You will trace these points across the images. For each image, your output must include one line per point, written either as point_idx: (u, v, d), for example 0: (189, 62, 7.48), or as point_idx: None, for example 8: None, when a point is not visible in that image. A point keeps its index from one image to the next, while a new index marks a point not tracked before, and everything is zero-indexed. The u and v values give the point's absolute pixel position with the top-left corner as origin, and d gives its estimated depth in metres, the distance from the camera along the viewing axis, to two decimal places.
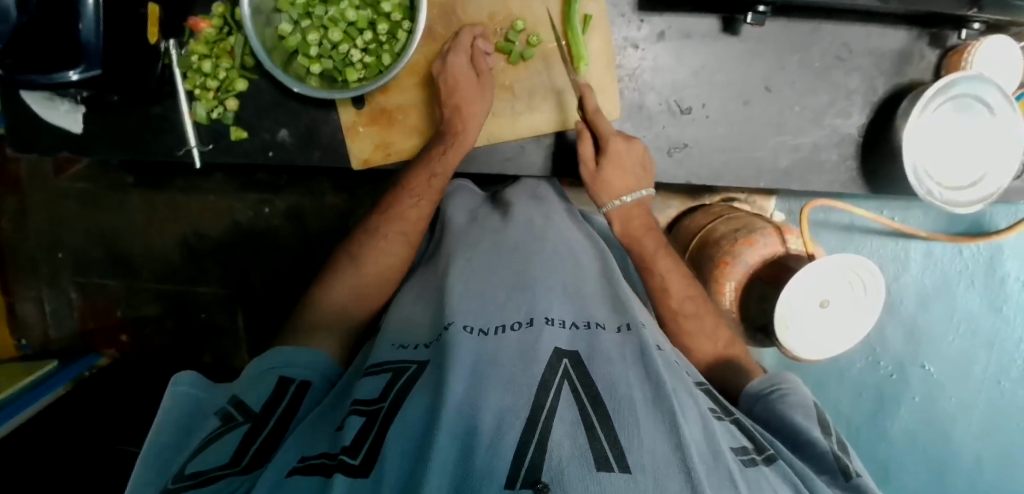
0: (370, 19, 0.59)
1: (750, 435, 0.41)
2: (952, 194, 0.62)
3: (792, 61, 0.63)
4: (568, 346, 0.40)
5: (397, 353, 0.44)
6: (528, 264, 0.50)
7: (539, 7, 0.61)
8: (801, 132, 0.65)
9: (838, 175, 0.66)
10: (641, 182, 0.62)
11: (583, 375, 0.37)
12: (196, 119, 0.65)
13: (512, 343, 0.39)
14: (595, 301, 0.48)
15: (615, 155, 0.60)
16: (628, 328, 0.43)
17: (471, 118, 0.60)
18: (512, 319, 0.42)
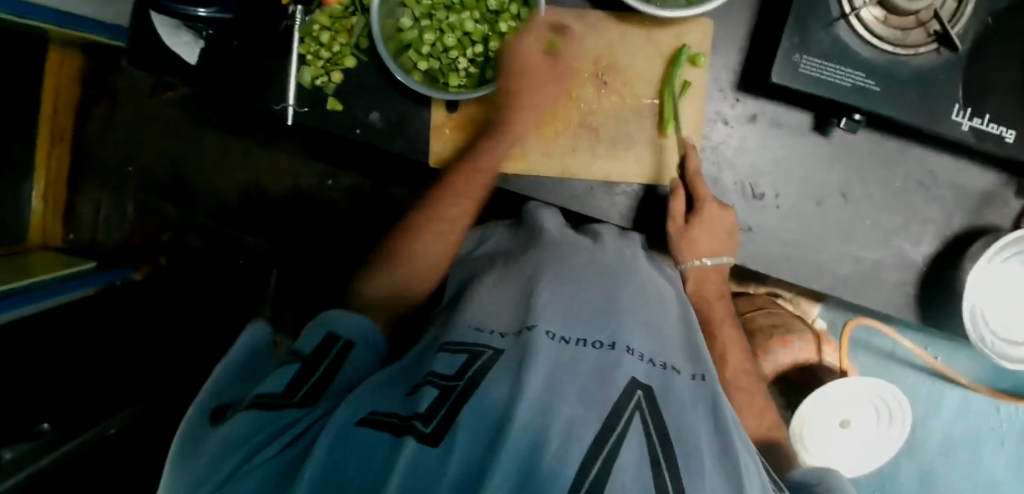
0: (484, 35, 0.63)
1: None
2: (1003, 346, 0.61)
3: (874, 175, 0.64)
4: (643, 379, 0.41)
5: (475, 337, 0.45)
6: (616, 291, 0.50)
7: (642, 64, 0.64)
8: (866, 246, 0.65)
9: (893, 297, 0.65)
10: (723, 248, 0.62)
11: (655, 411, 0.38)
12: (300, 82, 0.68)
13: (590, 359, 0.41)
14: (673, 345, 0.49)
15: (707, 220, 0.60)
16: (704, 381, 0.46)
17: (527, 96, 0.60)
18: (594, 338, 0.43)
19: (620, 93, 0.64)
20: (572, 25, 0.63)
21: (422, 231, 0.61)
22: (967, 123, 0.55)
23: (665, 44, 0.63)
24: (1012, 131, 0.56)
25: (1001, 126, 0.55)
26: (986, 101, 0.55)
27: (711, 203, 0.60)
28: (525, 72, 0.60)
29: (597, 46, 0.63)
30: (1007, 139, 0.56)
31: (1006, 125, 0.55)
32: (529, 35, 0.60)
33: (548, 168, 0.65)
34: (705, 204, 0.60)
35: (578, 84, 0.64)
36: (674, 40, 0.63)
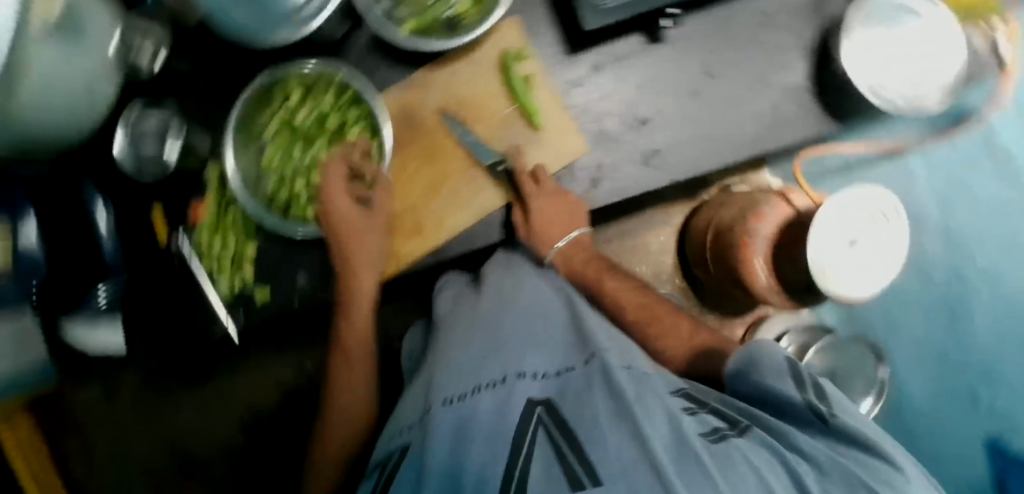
0: (344, 151, 0.64)
1: (726, 416, 0.46)
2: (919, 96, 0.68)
3: (719, 43, 0.68)
4: (540, 393, 0.46)
5: (393, 441, 0.50)
6: (501, 330, 0.56)
7: (481, 85, 0.66)
8: (754, 99, 0.69)
9: (805, 122, 0.69)
10: (570, 226, 0.69)
11: (556, 415, 0.42)
12: (221, 296, 0.68)
13: (486, 402, 0.45)
14: (563, 346, 0.54)
15: (552, 207, 0.66)
16: (592, 359, 0.49)
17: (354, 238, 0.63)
18: (487, 379, 0.48)
19: (482, 119, 0.67)
20: (408, 94, 0.65)
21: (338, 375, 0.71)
22: None
23: (489, 58, 0.66)
24: None
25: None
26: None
27: (548, 193, 0.66)
28: (342, 226, 0.64)
29: (443, 94, 0.66)
30: None
31: None
32: (378, 128, 0.63)
33: (469, 215, 0.67)
34: (536, 201, 0.66)
35: (443, 136, 0.66)
36: (494, 50, 0.65)
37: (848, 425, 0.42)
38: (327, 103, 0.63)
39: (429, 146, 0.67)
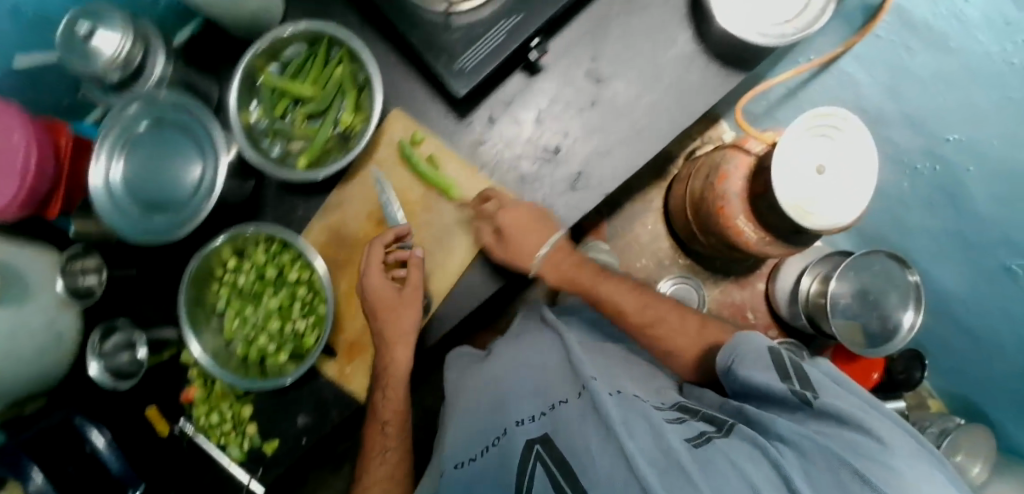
0: (291, 292, 0.65)
1: (712, 418, 0.48)
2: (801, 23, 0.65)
3: (598, 48, 0.68)
4: (540, 432, 0.48)
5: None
6: (501, 385, 0.59)
7: (392, 181, 0.66)
8: (653, 85, 0.68)
9: (712, 85, 0.68)
10: (544, 234, 0.63)
11: (554, 451, 0.45)
12: (235, 462, 0.69)
13: (492, 463, 0.50)
14: (562, 378, 0.55)
15: (512, 228, 0.62)
16: (583, 391, 0.50)
17: (397, 326, 0.62)
18: (491, 436, 0.53)
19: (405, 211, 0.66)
20: (332, 218, 0.66)
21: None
22: None
23: (389, 154, 0.66)
24: None
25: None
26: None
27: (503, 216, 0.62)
28: (379, 307, 0.62)
29: (359, 204, 0.66)
30: None
31: None
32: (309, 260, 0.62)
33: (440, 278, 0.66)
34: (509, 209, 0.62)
35: (376, 242, 0.66)
36: (391, 145, 0.66)
37: (832, 405, 0.42)
38: (260, 258, 0.65)
39: (366, 256, 0.66)
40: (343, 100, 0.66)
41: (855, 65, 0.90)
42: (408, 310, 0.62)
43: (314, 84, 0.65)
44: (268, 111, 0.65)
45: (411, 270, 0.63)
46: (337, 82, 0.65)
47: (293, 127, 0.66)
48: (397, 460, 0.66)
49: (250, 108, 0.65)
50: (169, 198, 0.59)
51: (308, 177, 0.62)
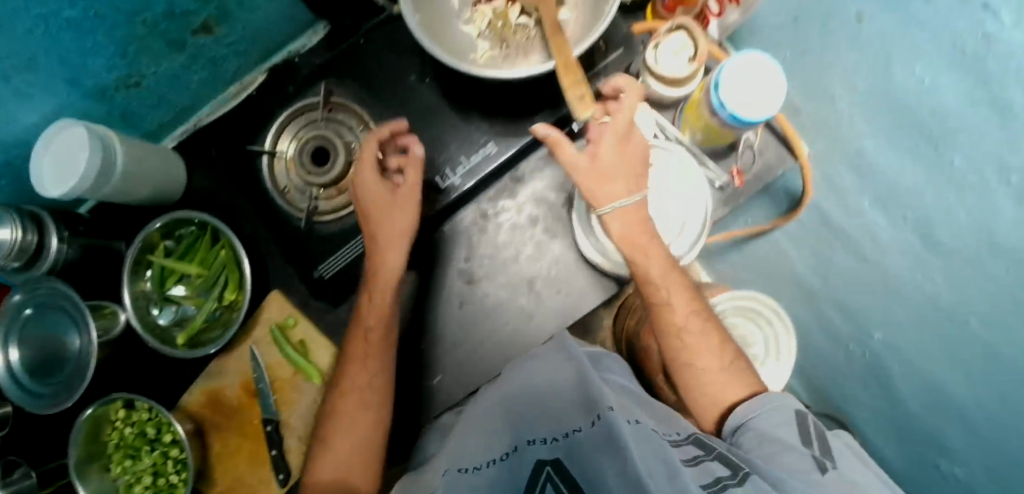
0: (166, 451, 0.70)
1: (728, 465, 0.47)
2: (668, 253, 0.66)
3: (471, 251, 0.69)
4: (548, 453, 0.42)
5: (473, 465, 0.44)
6: (540, 392, 0.52)
7: (266, 358, 0.71)
8: (521, 290, 0.68)
9: (584, 294, 0.68)
10: (630, 186, 0.58)
11: (569, 480, 0.39)
12: None
13: (533, 455, 0.42)
14: (533, 418, 0.48)
15: (626, 127, 0.57)
16: (599, 420, 0.43)
17: (382, 249, 0.59)
18: (542, 432, 0.45)
19: (274, 390, 0.70)
20: (211, 384, 0.71)
21: (332, 437, 0.60)
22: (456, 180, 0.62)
23: (264, 333, 0.71)
24: (490, 144, 0.63)
25: (490, 142, 0.63)
26: (451, 159, 0.63)
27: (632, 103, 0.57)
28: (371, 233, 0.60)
29: (235, 375, 0.71)
30: (494, 151, 0.63)
31: (482, 144, 0.63)
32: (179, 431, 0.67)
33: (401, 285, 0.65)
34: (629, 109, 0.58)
35: (250, 412, 0.71)
36: (265, 326, 0.70)
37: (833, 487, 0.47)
38: (142, 416, 0.69)
39: (240, 424, 0.71)
40: (225, 279, 0.70)
41: (788, 241, 0.87)
42: (401, 208, 0.59)
43: (200, 262, 0.70)
44: (158, 285, 0.70)
45: (408, 168, 0.59)
46: (221, 262, 0.70)
47: (182, 298, 0.71)
48: (376, 417, 0.61)
49: (142, 278, 0.70)
50: (38, 377, 0.63)
51: (181, 354, 0.66)
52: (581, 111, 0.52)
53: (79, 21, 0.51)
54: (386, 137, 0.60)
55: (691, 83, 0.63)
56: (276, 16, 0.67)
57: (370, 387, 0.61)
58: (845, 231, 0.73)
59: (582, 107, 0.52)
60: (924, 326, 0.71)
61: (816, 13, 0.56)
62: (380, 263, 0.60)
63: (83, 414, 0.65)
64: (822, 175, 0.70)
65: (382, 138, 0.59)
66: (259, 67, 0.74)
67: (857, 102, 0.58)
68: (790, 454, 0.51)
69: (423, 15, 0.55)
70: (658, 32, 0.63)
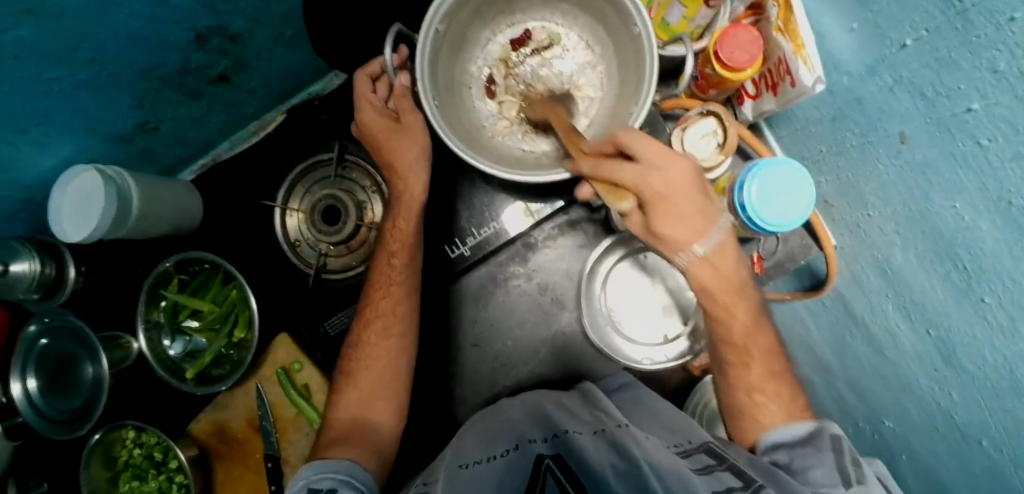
0: (170, 475, 0.70)
1: (742, 474, 0.43)
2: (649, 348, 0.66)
3: (480, 313, 0.68)
4: (550, 450, 0.47)
5: (476, 462, 0.49)
6: (555, 412, 0.54)
7: (272, 394, 0.71)
8: (525, 356, 0.67)
9: (589, 366, 0.67)
10: (705, 225, 0.49)
11: (567, 470, 0.44)
12: None
13: (520, 458, 0.47)
14: (534, 425, 0.53)
15: (658, 200, 0.47)
16: (600, 431, 0.49)
17: (403, 148, 0.56)
18: (537, 436, 0.50)
19: (277, 428, 0.70)
20: (217, 414, 0.71)
21: (356, 372, 0.57)
22: (464, 250, 0.66)
23: (271, 373, 0.71)
24: (500, 223, 0.66)
25: (502, 216, 0.66)
26: (460, 229, 0.66)
27: (650, 179, 0.46)
28: (379, 143, 0.56)
29: (240, 410, 0.72)
30: (503, 229, 0.66)
31: (495, 220, 0.66)
32: (182, 462, 0.67)
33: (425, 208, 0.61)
34: (653, 172, 0.46)
35: (252, 446, 0.71)
36: (272, 367, 0.71)
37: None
38: (149, 441, 0.69)
39: (241, 459, 0.71)
40: (235, 318, 0.70)
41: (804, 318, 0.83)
42: (411, 137, 0.56)
43: (212, 299, 0.71)
44: (170, 318, 0.71)
45: (400, 99, 0.56)
46: (232, 301, 0.70)
47: (193, 331, 0.72)
48: (400, 347, 0.58)
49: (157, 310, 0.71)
50: (50, 403, 0.65)
51: (193, 390, 0.67)
52: (617, 204, 0.50)
53: (96, 80, 0.52)
54: (378, 73, 0.56)
55: (718, 170, 0.59)
56: (292, 63, 0.69)
57: (394, 314, 0.58)
58: (866, 322, 0.66)
59: (618, 201, 0.50)
60: (930, 433, 0.62)
61: (856, 119, 0.55)
62: (405, 186, 0.57)
63: (92, 439, 0.67)
64: (849, 268, 0.67)
65: (378, 74, 0.56)
66: (277, 106, 0.76)
67: (891, 214, 0.55)
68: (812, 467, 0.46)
69: (442, 97, 0.55)
70: (688, 115, 0.60)
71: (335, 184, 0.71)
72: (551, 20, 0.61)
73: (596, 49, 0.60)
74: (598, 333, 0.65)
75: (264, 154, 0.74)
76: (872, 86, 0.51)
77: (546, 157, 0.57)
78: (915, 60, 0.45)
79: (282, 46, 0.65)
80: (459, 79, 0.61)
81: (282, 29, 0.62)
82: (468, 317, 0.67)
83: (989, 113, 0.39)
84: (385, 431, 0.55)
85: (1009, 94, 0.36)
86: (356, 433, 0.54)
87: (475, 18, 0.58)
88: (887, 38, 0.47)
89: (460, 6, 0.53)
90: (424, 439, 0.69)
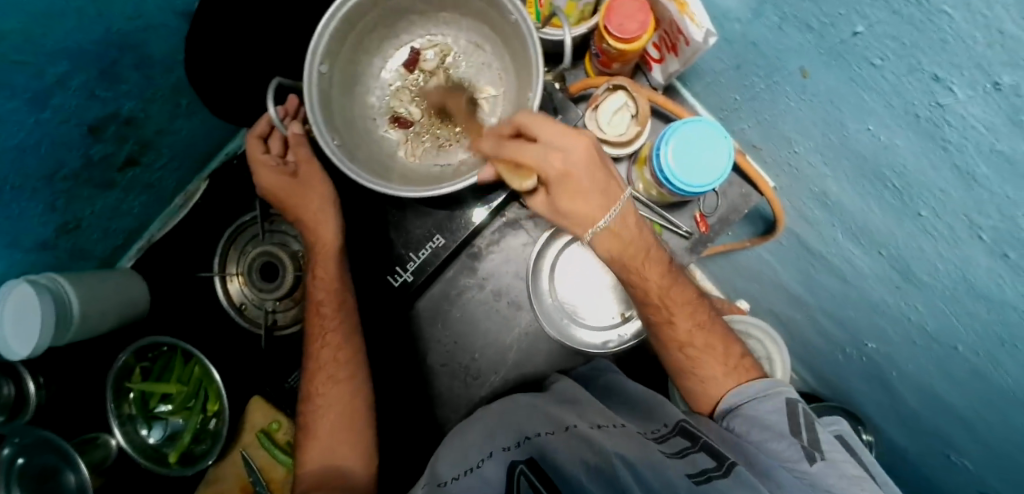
0: None
1: (716, 454, 0.45)
2: (603, 331, 0.65)
3: (441, 332, 0.67)
4: (524, 455, 0.48)
5: (452, 472, 0.49)
6: (527, 417, 0.54)
7: (259, 456, 0.70)
8: (496, 365, 0.67)
9: (558, 362, 0.67)
10: (612, 198, 0.49)
11: (546, 478, 0.45)
12: None
13: (493, 468, 0.47)
14: (504, 432, 0.53)
15: (562, 178, 0.46)
16: (570, 428, 0.49)
17: (302, 200, 0.57)
18: (507, 443, 0.50)
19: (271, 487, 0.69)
20: (210, 490, 0.70)
21: (314, 424, 0.58)
22: (407, 274, 0.64)
23: (253, 438, 0.70)
24: (439, 236, 0.64)
25: (437, 235, 0.64)
26: (399, 256, 0.64)
27: (550, 159, 0.45)
28: (279, 202, 0.58)
29: (233, 479, 0.71)
30: (441, 242, 0.64)
31: (434, 234, 0.64)
32: None
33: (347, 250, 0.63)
34: (554, 152, 0.45)
35: None
36: (252, 432, 0.70)
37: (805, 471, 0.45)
38: None
39: None
40: (205, 392, 0.70)
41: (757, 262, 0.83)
42: (312, 189, 0.57)
43: (179, 379, 0.70)
44: (141, 407, 0.70)
45: (295, 148, 0.56)
46: (198, 376, 0.70)
47: (168, 414, 0.71)
48: (351, 388, 0.59)
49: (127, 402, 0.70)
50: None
51: (181, 473, 0.66)
52: (522, 184, 0.47)
53: (3, 198, 0.51)
54: (268, 131, 0.57)
55: (639, 141, 0.58)
56: (197, 129, 0.69)
57: (337, 357, 0.60)
58: (822, 254, 0.65)
59: (522, 180, 0.47)
60: (910, 348, 0.60)
61: (758, 64, 0.54)
62: (315, 236, 0.59)
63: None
64: (793, 206, 0.65)
65: (267, 132, 0.57)
66: (198, 175, 0.76)
67: (815, 147, 0.54)
68: (780, 441, 0.48)
69: (343, 136, 0.55)
70: (597, 94, 0.59)
71: (267, 240, 0.70)
72: (437, 33, 0.61)
73: (487, 47, 0.59)
74: (557, 327, 0.64)
75: (199, 225, 0.74)
76: (762, 28, 0.49)
77: (464, 164, 0.56)
78: None
79: (181, 116, 0.64)
80: (361, 112, 0.60)
81: (176, 99, 0.62)
82: (428, 339, 0.67)
83: (874, 33, 0.38)
84: (355, 472, 0.56)
85: (887, 9, 0.36)
86: (329, 484, 0.54)
87: (360, 50, 0.58)
88: None
89: (340, 43, 0.54)
90: (411, 467, 0.69)
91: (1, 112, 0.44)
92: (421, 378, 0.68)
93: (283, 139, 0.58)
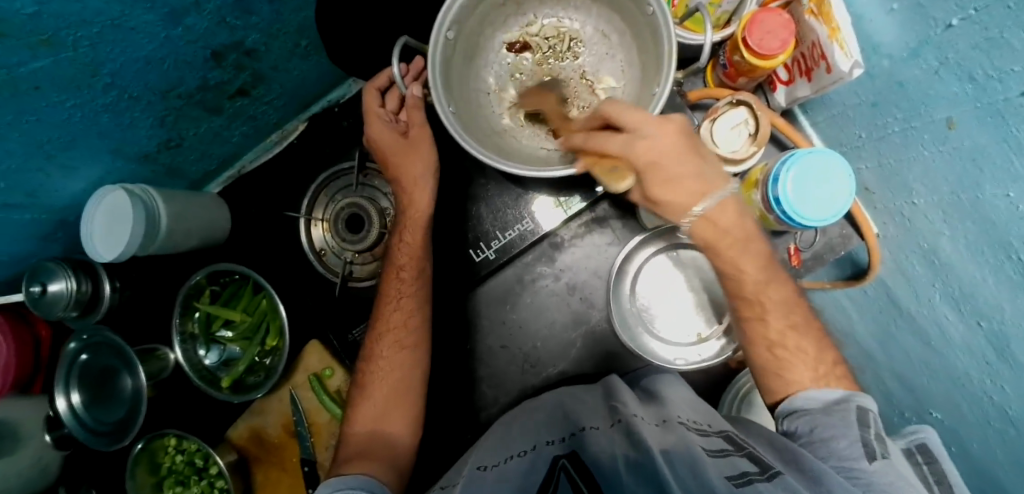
0: (210, 482, 0.70)
1: (759, 461, 0.39)
2: (673, 346, 0.64)
3: (509, 314, 0.67)
4: (565, 449, 0.45)
5: (494, 457, 0.47)
6: (575, 412, 0.52)
7: (307, 401, 0.71)
8: (556, 358, 0.67)
9: (618, 364, 0.66)
10: (705, 185, 0.47)
11: (582, 470, 0.41)
12: None
13: (533, 459, 0.45)
14: (553, 424, 0.51)
15: (650, 166, 0.46)
16: (619, 422, 0.47)
17: (408, 162, 0.59)
18: (554, 437, 0.48)
19: (310, 431, 0.70)
20: (254, 421, 0.72)
21: (369, 385, 0.59)
22: (489, 253, 0.65)
23: (304, 381, 0.72)
24: (528, 223, 0.65)
25: (526, 219, 0.65)
26: (485, 233, 0.66)
27: (635, 147, 0.45)
28: (384, 158, 0.59)
29: (277, 416, 0.72)
30: (529, 227, 0.65)
31: (525, 218, 0.65)
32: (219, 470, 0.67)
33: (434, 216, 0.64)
34: (637, 140, 0.46)
35: (288, 452, 0.72)
36: (305, 375, 0.71)
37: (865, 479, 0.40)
38: (191, 447, 0.68)
39: (279, 465, 0.72)
40: (266, 326, 0.71)
41: (830, 310, 0.81)
42: (420, 149, 0.59)
43: (244, 309, 0.72)
44: (204, 328, 0.72)
45: (411, 110, 0.57)
46: (263, 310, 0.71)
47: (228, 340, 0.72)
48: (411, 359, 0.60)
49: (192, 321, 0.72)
50: (93, 415, 0.67)
51: (227, 399, 0.67)
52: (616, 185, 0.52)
53: (117, 102, 0.52)
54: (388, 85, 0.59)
55: (751, 161, 0.57)
56: (308, 71, 0.69)
57: (408, 323, 0.60)
58: (910, 312, 0.61)
59: (617, 181, 0.51)
60: (983, 429, 0.56)
61: (900, 105, 0.52)
62: (410, 199, 0.60)
63: (136, 448, 0.67)
64: (892, 256, 0.62)
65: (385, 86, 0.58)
66: (298, 115, 0.77)
67: (937, 203, 0.51)
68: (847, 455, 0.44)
69: (458, 104, 0.55)
70: (717, 106, 0.57)
71: (358, 192, 0.72)
72: (566, 17, 0.60)
73: (614, 37, 0.58)
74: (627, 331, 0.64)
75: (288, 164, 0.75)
76: (916, 68, 0.48)
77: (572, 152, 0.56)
78: (963, 41, 0.41)
79: (298, 57, 0.65)
80: (476, 85, 0.60)
81: (297, 39, 0.62)
82: (495, 319, 0.67)
83: None
84: (399, 441, 0.56)
85: None
86: (374, 448, 0.55)
87: (486, 22, 0.58)
88: (932, 17, 0.44)
89: (471, 12, 0.53)
90: (449, 446, 0.68)
91: (137, 22, 0.44)
92: (476, 355, 0.68)
93: (400, 96, 0.60)
